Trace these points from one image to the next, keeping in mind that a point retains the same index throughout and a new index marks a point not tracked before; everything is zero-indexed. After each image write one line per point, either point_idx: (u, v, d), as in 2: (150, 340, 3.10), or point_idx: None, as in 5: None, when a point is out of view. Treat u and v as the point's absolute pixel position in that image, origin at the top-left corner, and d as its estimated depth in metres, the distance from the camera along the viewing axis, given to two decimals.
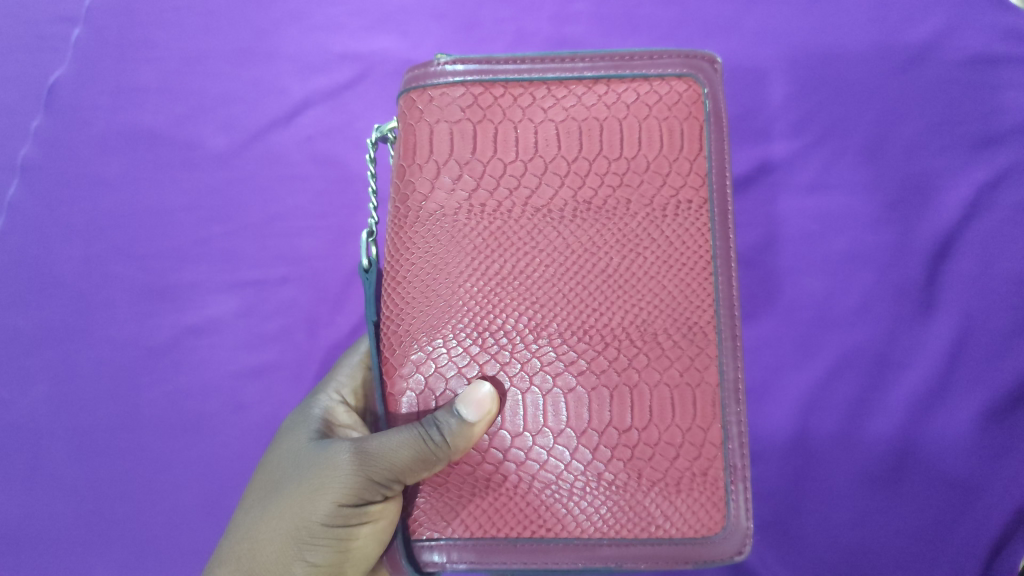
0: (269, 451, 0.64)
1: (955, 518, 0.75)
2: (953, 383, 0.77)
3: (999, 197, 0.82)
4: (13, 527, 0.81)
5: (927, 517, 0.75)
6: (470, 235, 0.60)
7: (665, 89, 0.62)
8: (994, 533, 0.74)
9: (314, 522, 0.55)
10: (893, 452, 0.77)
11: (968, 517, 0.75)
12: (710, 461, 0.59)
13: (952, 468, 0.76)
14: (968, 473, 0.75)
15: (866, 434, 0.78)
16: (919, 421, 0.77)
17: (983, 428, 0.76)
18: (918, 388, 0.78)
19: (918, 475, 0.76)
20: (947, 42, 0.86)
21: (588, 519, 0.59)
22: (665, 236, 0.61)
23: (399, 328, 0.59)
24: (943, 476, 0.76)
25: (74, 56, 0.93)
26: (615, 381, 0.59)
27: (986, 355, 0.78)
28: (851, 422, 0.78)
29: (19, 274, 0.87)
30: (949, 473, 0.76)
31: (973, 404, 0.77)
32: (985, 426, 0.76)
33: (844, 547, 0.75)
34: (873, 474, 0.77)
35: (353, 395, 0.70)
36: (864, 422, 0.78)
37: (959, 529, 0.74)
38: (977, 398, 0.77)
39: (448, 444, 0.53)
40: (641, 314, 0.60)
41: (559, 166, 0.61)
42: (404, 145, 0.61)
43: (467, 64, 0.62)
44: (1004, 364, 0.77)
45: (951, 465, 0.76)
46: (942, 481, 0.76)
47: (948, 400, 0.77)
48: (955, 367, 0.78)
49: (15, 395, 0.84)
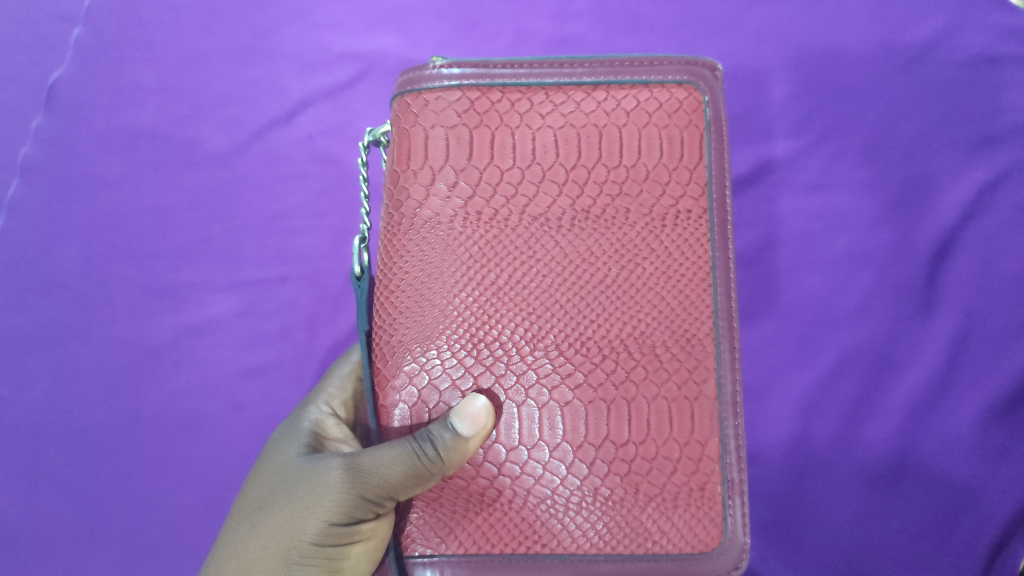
0: (257, 466, 0.62)
1: (955, 518, 0.74)
2: (953, 383, 0.77)
3: (1000, 196, 0.81)
4: (8, 530, 0.79)
5: (928, 516, 0.74)
6: (466, 244, 0.58)
7: (666, 96, 0.61)
8: (995, 532, 0.73)
9: (303, 541, 0.53)
10: (894, 452, 0.76)
11: (969, 516, 0.74)
12: (708, 476, 0.58)
13: (952, 468, 0.75)
14: (968, 473, 0.75)
15: (867, 435, 0.77)
16: (919, 421, 0.76)
17: (983, 427, 0.75)
18: (918, 387, 0.77)
19: (919, 474, 0.76)
20: (947, 43, 0.85)
21: (584, 535, 0.58)
22: (664, 246, 0.60)
23: (392, 339, 0.57)
24: (944, 476, 0.75)
25: (74, 55, 0.91)
26: (613, 395, 0.58)
27: (985, 354, 0.77)
28: (852, 422, 0.77)
29: (16, 276, 0.85)
30: (950, 472, 0.75)
31: (973, 404, 0.76)
32: (985, 426, 0.75)
33: (845, 547, 0.75)
34: (874, 474, 0.76)
35: (343, 407, 0.68)
36: (864, 423, 0.77)
37: (960, 529, 0.74)
38: (977, 398, 0.76)
39: (442, 459, 0.52)
40: (640, 326, 0.59)
41: (557, 173, 0.59)
42: (397, 149, 0.60)
43: (464, 66, 0.60)
44: (1003, 363, 0.77)
45: (951, 465, 0.75)
46: (942, 481, 0.75)
47: (947, 400, 0.77)
48: (955, 367, 0.77)
49: (12, 397, 0.82)
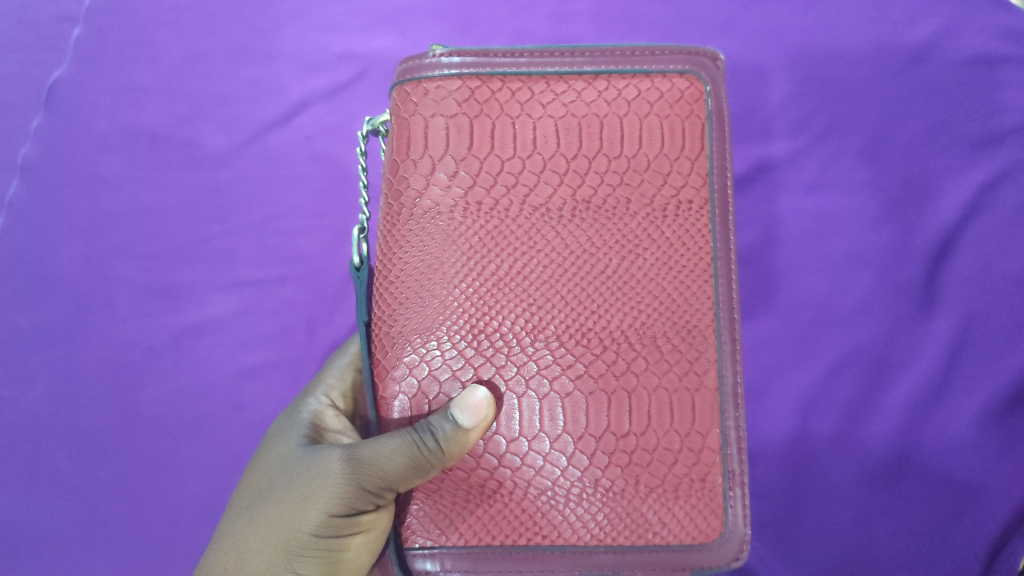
0: (255, 458, 0.62)
1: (954, 517, 0.74)
2: (953, 383, 0.77)
3: (999, 196, 0.81)
4: (7, 530, 0.79)
5: (926, 516, 0.75)
6: (466, 234, 0.58)
7: (668, 86, 0.60)
8: (994, 532, 0.73)
9: (303, 532, 0.53)
10: (893, 452, 0.76)
11: (968, 515, 0.74)
12: (708, 468, 0.58)
13: (951, 467, 0.75)
14: (967, 472, 0.75)
15: (867, 434, 0.77)
16: (918, 420, 0.76)
17: (982, 427, 0.75)
18: (917, 387, 0.77)
19: (918, 474, 0.76)
20: (945, 43, 0.85)
21: (584, 526, 0.57)
22: (665, 237, 0.59)
23: (392, 330, 0.57)
24: (942, 475, 0.75)
25: (74, 55, 0.90)
26: (613, 386, 0.57)
27: (984, 353, 0.77)
28: (851, 422, 0.77)
29: (15, 277, 0.84)
30: (948, 472, 0.75)
31: (972, 403, 0.76)
32: (984, 425, 0.75)
33: (843, 546, 0.75)
34: (873, 473, 0.76)
35: (342, 398, 0.68)
36: (864, 422, 0.77)
37: (958, 528, 0.74)
38: (977, 398, 0.76)
39: (442, 450, 0.52)
40: (641, 317, 0.58)
41: (558, 163, 0.59)
42: (397, 139, 0.59)
43: (464, 55, 0.59)
44: (1002, 363, 0.77)
45: (950, 464, 0.75)
46: (941, 480, 0.75)
47: (947, 399, 0.77)
48: (954, 367, 0.77)
49: (11, 397, 0.81)
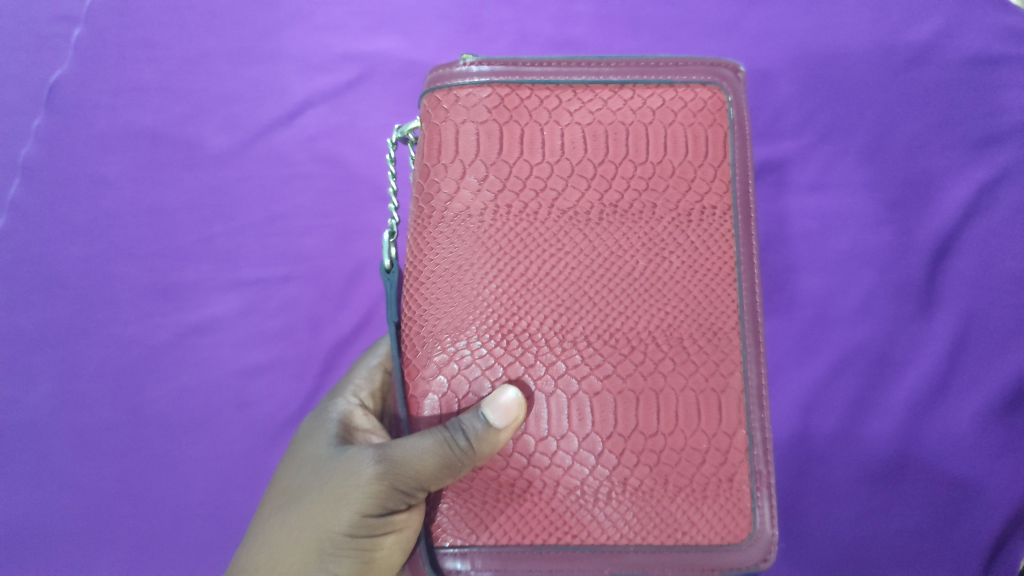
0: (285, 457, 0.62)
1: (955, 516, 0.76)
2: (954, 382, 0.78)
3: (999, 196, 0.83)
4: (11, 529, 0.78)
5: (927, 514, 0.76)
6: (496, 237, 0.59)
7: (691, 96, 0.62)
8: (995, 531, 0.75)
9: (336, 532, 0.53)
10: (893, 451, 0.77)
11: (968, 514, 0.75)
12: (735, 467, 0.59)
13: (952, 466, 0.77)
14: (969, 472, 0.76)
15: (869, 433, 0.78)
16: (919, 419, 0.78)
17: (983, 427, 0.77)
18: (917, 386, 0.79)
19: (919, 473, 0.77)
20: (947, 43, 0.87)
21: (613, 525, 0.58)
22: (690, 241, 0.60)
23: (422, 329, 0.58)
24: (944, 474, 0.77)
25: (75, 56, 0.89)
26: (641, 387, 0.58)
27: (985, 353, 0.79)
28: (853, 420, 0.79)
29: (15, 276, 0.84)
30: (950, 471, 0.77)
31: (972, 403, 0.78)
32: (984, 425, 0.77)
33: (845, 543, 0.76)
34: (875, 472, 0.77)
35: (370, 398, 0.69)
36: (865, 420, 0.78)
37: (960, 527, 0.75)
38: (976, 398, 0.78)
39: (473, 449, 0.52)
40: (668, 319, 0.59)
41: (586, 168, 0.60)
42: (428, 144, 0.60)
43: (493, 64, 0.60)
44: (1003, 362, 0.78)
45: (951, 463, 0.77)
46: (942, 479, 0.77)
47: (947, 399, 0.78)
48: (956, 366, 0.79)
49: (14, 397, 0.81)
